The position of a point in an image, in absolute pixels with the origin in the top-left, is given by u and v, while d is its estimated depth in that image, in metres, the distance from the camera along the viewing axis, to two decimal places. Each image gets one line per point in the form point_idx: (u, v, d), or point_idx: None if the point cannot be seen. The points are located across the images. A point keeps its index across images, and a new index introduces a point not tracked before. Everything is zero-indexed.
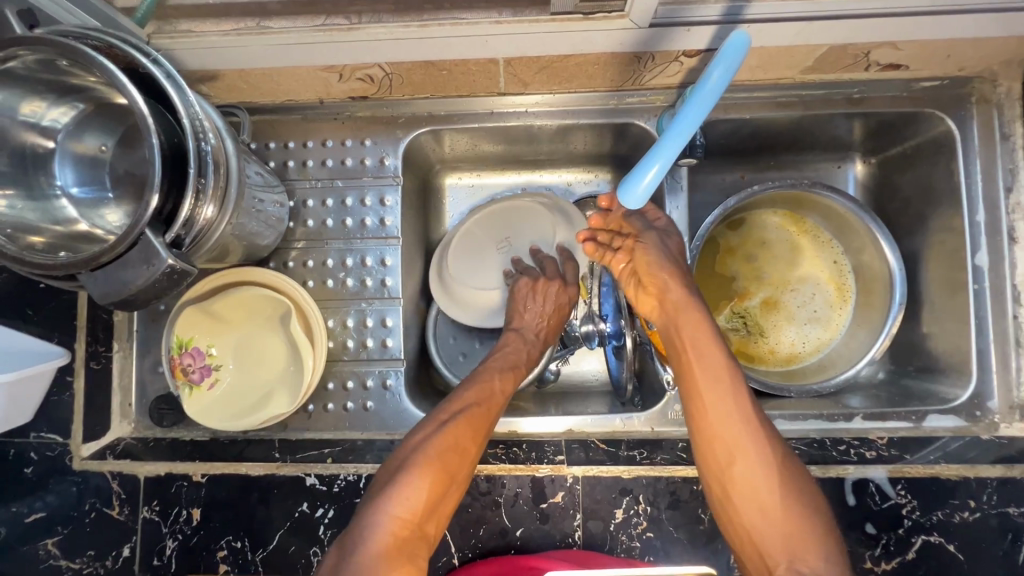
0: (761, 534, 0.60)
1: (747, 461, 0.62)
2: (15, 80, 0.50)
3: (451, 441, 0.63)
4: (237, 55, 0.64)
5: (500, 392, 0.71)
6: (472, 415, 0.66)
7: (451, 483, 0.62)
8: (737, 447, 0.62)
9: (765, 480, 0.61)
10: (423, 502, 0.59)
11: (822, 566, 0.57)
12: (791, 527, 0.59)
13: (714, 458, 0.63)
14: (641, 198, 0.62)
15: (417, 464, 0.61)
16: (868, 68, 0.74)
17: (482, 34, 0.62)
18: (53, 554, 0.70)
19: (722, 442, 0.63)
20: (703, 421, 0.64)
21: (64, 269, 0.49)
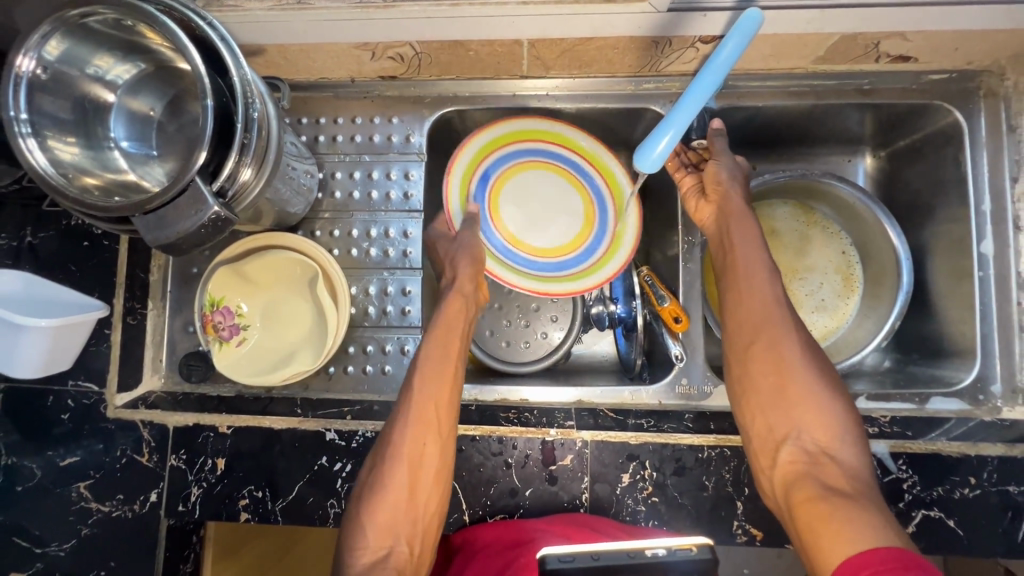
0: (789, 426, 0.64)
1: (779, 355, 0.66)
2: (90, 35, 0.55)
3: (400, 456, 0.65)
4: (280, 29, 0.69)
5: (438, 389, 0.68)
6: (412, 421, 0.66)
7: (422, 492, 0.65)
8: (775, 340, 0.67)
9: (797, 369, 0.66)
10: (396, 516, 0.63)
11: (844, 455, 0.61)
12: (818, 415, 0.63)
13: (755, 353, 0.68)
14: (655, 163, 0.66)
15: (380, 482, 0.64)
16: (878, 59, 0.77)
17: (510, 15, 0.66)
18: (85, 496, 0.74)
19: (759, 338, 0.68)
20: (746, 314, 0.69)
21: (118, 212, 0.53)
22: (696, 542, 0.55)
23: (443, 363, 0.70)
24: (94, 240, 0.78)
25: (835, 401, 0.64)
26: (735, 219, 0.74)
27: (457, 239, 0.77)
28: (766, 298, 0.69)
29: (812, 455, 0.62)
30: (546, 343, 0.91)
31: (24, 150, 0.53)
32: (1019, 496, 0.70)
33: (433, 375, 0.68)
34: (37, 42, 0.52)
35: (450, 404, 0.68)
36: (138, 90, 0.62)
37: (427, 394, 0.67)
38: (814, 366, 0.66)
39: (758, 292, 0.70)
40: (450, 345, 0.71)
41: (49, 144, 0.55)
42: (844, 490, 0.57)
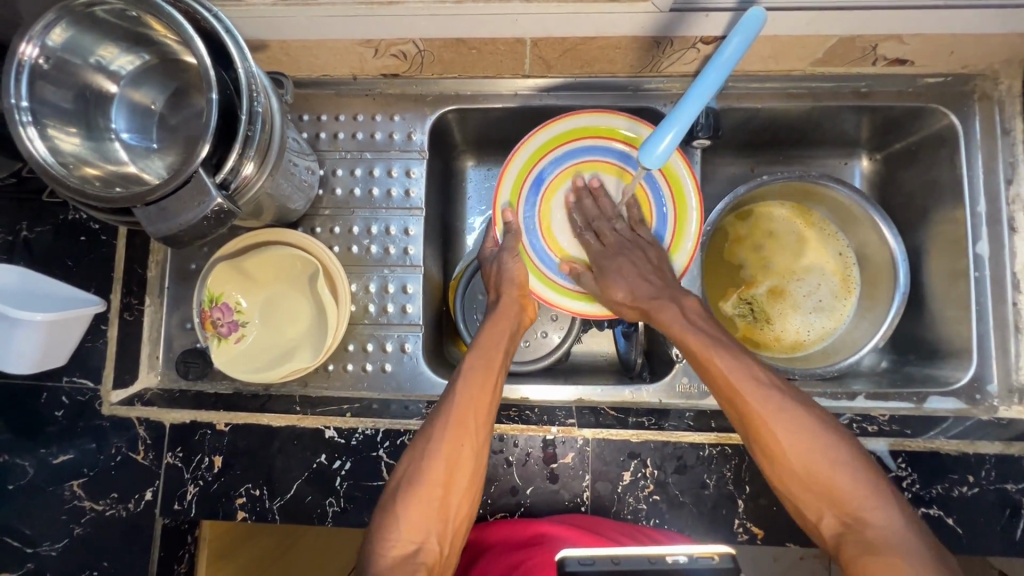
0: (813, 503, 0.61)
1: (779, 432, 0.62)
2: (94, 24, 0.55)
3: (438, 454, 0.63)
4: (283, 25, 0.69)
5: (478, 400, 0.66)
6: (450, 423, 0.65)
7: (457, 492, 0.63)
8: (770, 416, 0.63)
9: (808, 439, 0.61)
10: (429, 513, 0.61)
11: (879, 515, 0.58)
12: (838, 486, 0.59)
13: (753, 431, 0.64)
14: (660, 159, 0.65)
15: (415, 478, 0.63)
16: (875, 62, 0.78)
17: (514, 13, 0.66)
18: (78, 495, 0.73)
19: (752, 427, 0.64)
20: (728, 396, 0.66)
21: (120, 203, 0.53)
22: (717, 550, 0.54)
23: (485, 368, 0.69)
24: (92, 235, 0.77)
25: (849, 457, 0.61)
26: (664, 313, 0.71)
27: (499, 260, 0.77)
28: (741, 383, 0.64)
29: (844, 523, 0.59)
30: (545, 343, 0.92)
31: (25, 138, 0.52)
32: (1017, 494, 0.71)
33: (476, 379, 0.67)
34: (41, 31, 0.52)
35: (490, 407, 0.67)
36: (140, 82, 0.62)
37: (467, 396, 0.66)
38: (816, 426, 0.62)
39: (729, 378, 0.65)
40: (494, 352, 0.71)
41: (51, 134, 0.54)
42: (886, 556, 0.54)
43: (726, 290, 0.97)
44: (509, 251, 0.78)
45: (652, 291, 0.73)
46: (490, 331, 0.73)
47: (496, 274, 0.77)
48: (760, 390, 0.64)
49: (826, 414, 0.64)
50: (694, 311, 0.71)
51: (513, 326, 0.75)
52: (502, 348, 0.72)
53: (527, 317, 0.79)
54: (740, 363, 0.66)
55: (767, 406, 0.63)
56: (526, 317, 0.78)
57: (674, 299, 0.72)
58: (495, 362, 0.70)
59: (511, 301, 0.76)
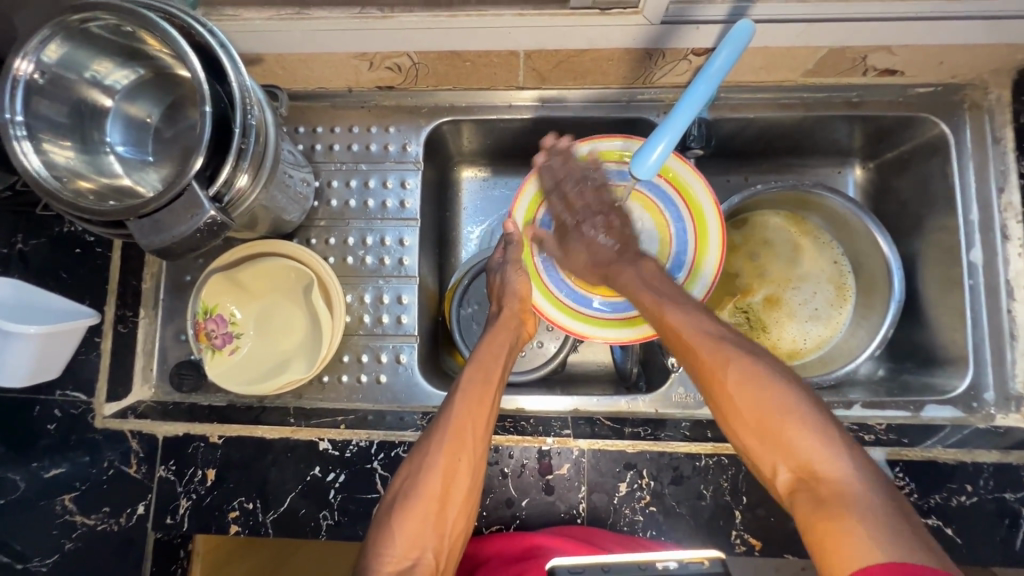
0: (769, 456, 0.58)
1: (728, 383, 0.61)
2: (90, 41, 0.55)
3: (433, 467, 0.62)
4: (280, 39, 0.71)
5: (468, 417, 0.65)
6: (447, 437, 0.64)
7: (454, 505, 0.62)
8: (720, 369, 0.62)
9: (759, 390, 0.59)
10: (425, 526, 0.60)
11: (838, 469, 0.53)
12: (788, 437, 0.56)
13: (707, 378, 0.63)
14: (652, 169, 0.65)
15: (410, 491, 0.62)
16: (866, 73, 0.79)
17: (506, 26, 0.68)
18: (70, 509, 0.72)
19: (708, 380, 0.63)
20: (678, 341, 0.66)
21: (114, 215, 0.53)
22: (706, 554, 0.53)
23: (485, 382, 0.68)
24: (87, 247, 0.78)
25: (803, 407, 0.57)
26: (620, 276, 0.72)
27: (502, 274, 0.78)
28: (694, 337, 0.64)
29: (797, 476, 0.55)
30: (542, 353, 0.92)
31: (19, 153, 0.52)
32: (1016, 503, 0.70)
33: (472, 391, 0.67)
34: (36, 46, 0.52)
35: (488, 420, 0.66)
36: (135, 95, 0.62)
37: (465, 409, 0.65)
38: (770, 379, 0.59)
39: (684, 333, 0.65)
40: (494, 364, 0.70)
41: (45, 148, 0.55)
42: (834, 511, 0.51)
43: (721, 299, 0.97)
44: (510, 262, 0.78)
45: (610, 255, 0.74)
46: (490, 343, 0.73)
47: (499, 289, 0.78)
48: (710, 342, 0.63)
49: (784, 369, 0.62)
50: (652, 274, 0.72)
51: (512, 339, 0.75)
52: (501, 362, 0.71)
53: (526, 330, 0.79)
54: (692, 318, 0.66)
55: (714, 354, 0.62)
56: (525, 330, 0.79)
57: (632, 263, 0.73)
58: (494, 375, 0.69)
59: (513, 316, 0.76)
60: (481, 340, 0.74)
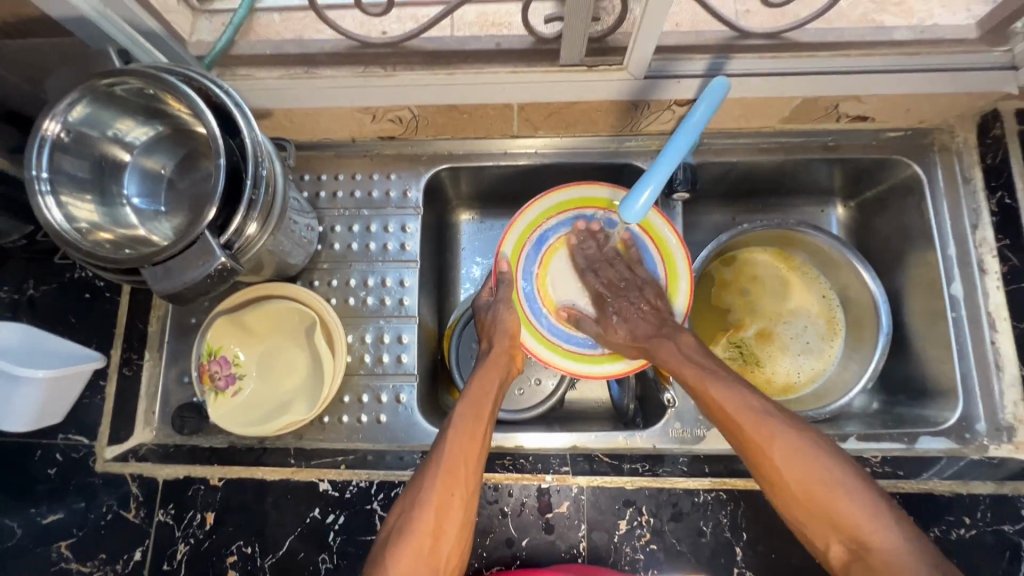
0: (820, 530, 0.59)
1: (772, 452, 0.62)
2: (114, 103, 0.59)
3: (426, 502, 0.63)
4: (292, 95, 0.77)
5: (467, 453, 0.66)
6: (440, 471, 0.64)
7: (447, 539, 0.62)
8: (765, 442, 0.62)
9: (808, 464, 0.60)
10: (418, 562, 0.60)
11: (888, 541, 0.55)
12: (836, 509, 0.58)
13: (749, 451, 0.63)
14: (639, 214, 0.69)
15: (405, 527, 0.62)
16: (839, 119, 0.85)
17: (501, 83, 0.75)
18: (65, 556, 0.71)
19: (749, 450, 0.63)
20: (719, 411, 0.66)
21: (130, 263, 0.56)
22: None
23: (476, 416, 0.69)
24: (96, 292, 0.80)
25: (844, 477, 0.59)
26: (661, 350, 0.74)
27: (493, 310, 0.79)
28: (735, 410, 0.65)
29: (852, 550, 0.57)
30: (540, 391, 0.93)
31: (44, 207, 0.55)
32: (1016, 535, 0.70)
33: (466, 424, 0.68)
34: (63, 109, 0.56)
35: (480, 454, 0.67)
36: (153, 150, 0.66)
37: (459, 444, 0.66)
38: (813, 451, 0.61)
39: (725, 407, 0.66)
40: (485, 399, 0.71)
41: (66, 202, 0.58)
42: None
43: (715, 334, 0.99)
44: (503, 301, 0.79)
45: (650, 330, 0.76)
46: (482, 378, 0.73)
47: (489, 323, 0.79)
48: (752, 414, 0.64)
49: (820, 433, 0.63)
50: (690, 347, 0.73)
51: (503, 373, 0.75)
52: (494, 398, 0.72)
53: (515, 366, 0.78)
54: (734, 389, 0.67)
55: (754, 424, 0.63)
56: (514, 366, 0.78)
57: (671, 336, 0.75)
58: (486, 410, 0.70)
59: (504, 351, 0.77)
60: (472, 376, 0.74)
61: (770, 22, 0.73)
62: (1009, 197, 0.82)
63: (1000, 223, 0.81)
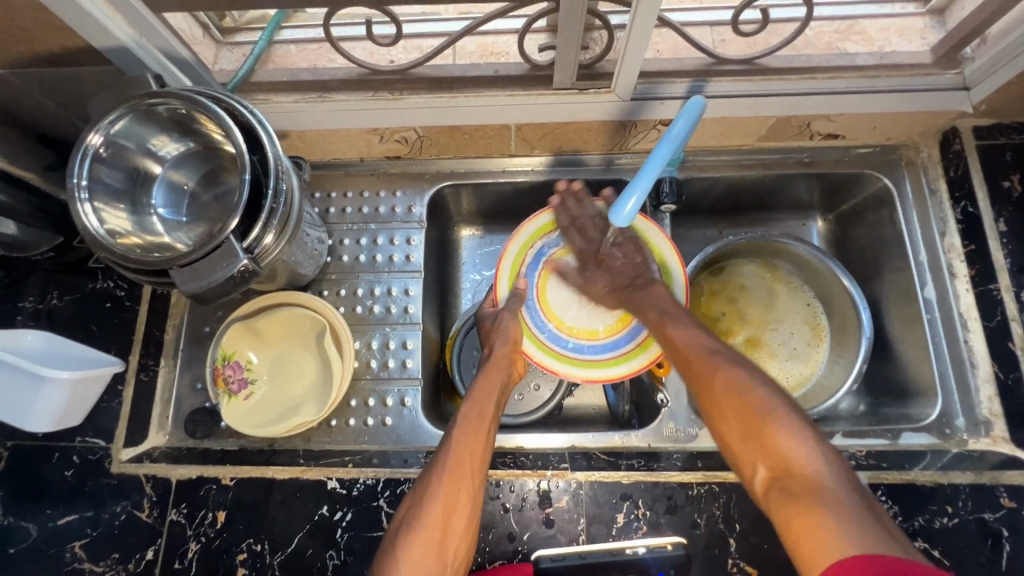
0: (748, 454, 0.61)
1: (712, 383, 0.67)
2: (151, 122, 0.65)
3: (437, 494, 0.65)
4: (307, 117, 0.83)
5: (468, 449, 0.69)
6: (448, 468, 0.67)
7: (454, 533, 0.64)
8: (708, 372, 0.68)
9: (743, 391, 0.64)
10: (427, 556, 0.61)
11: (811, 464, 0.56)
12: (765, 431, 0.60)
13: (698, 379, 0.69)
14: (627, 218, 0.73)
15: (415, 522, 0.64)
16: (813, 137, 0.92)
17: (499, 104, 0.82)
18: (79, 556, 0.73)
19: (697, 382, 0.69)
20: (675, 347, 0.74)
21: (160, 265, 0.60)
22: (670, 539, 0.73)
23: (481, 416, 0.73)
24: (117, 301, 0.85)
25: (781, 408, 0.62)
26: (636, 297, 0.82)
27: (497, 318, 0.84)
28: (689, 348, 0.72)
29: (774, 472, 0.58)
30: (538, 396, 0.97)
31: (82, 212, 0.61)
32: (996, 523, 0.73)
33: (471, 421, 0.72)
34: (107, 125, 0.62)
35: (485, 452, 0.70)
36: (180, 165, 0.72)
37: (463, 440, 0.70)
38: (753, 384, 0.65)
39: (679, 341, 0.74)
40: (487, 402, 0.75)
41: (101, 209, 0.63)
42: (804, 497, 0.53)
43: None
44: (507, 310, 0.84)
45: (627, 281, 0.84)
46: (485, 383, 0.77)
47: (490, 332, 0.83)
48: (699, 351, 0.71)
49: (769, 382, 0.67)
50: (663, 297, 0.80)
51: (505, 379, 0.79)
52: (496, 400, 0.76)
53: (517, 371, 0.83)
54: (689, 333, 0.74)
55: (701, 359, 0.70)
56: (516, 371, 0.83)
57: (645, 287, 0.82)
58: (489, 410, 0.74)
59: (505, 357, 0.81)
60: (478, 380, 0.78)
61: (744, 51, 0.82)
62: (971, 207, 0.88)
63: (965, 229, 0.87)
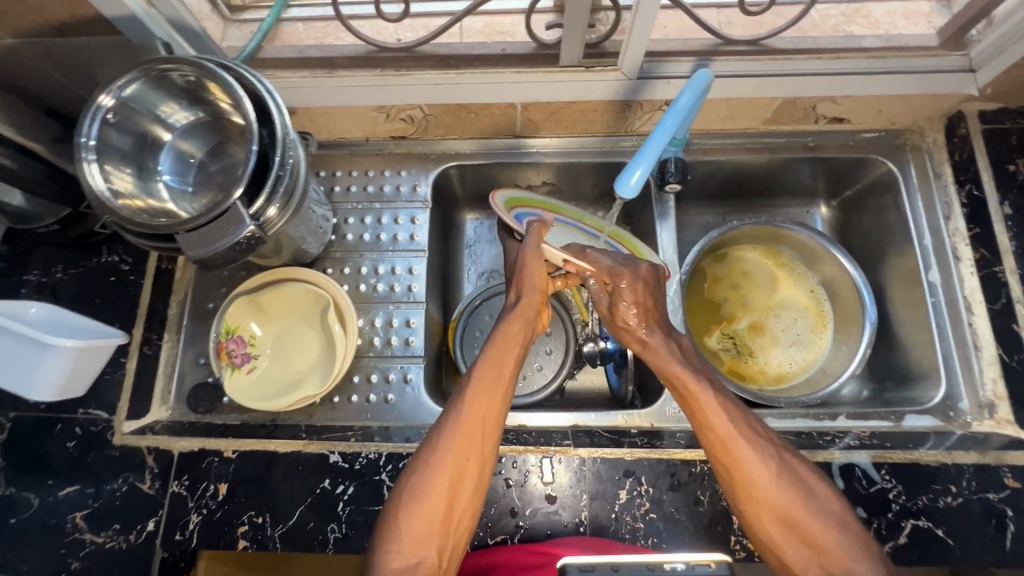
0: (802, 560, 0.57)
1: (767, 501, 0.59)
2: (162, 88, 0.66)
3: (442, 465, 0.61)
4: (313, 93, 0.84)
5: (486, 411, 0.64)
6: (458, 434, 0.63)
7: (458, 506, 0.61)
8: (759, 474, 0.60)
9: (800, 500, 0.58)
10: (431, 525, 0.59)
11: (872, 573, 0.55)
12: (826, 542, 0.57)
13: (742, 484, 0.60)
14: (633, 190, 0.72)
15: (417, 489, 0.61)
16: (818, 120, 0.92)
17: (505, 82, 0.82)
18: (80, 527, 0.73)
19: (741, 484, 0.61)
20: (715, 438, 0.63)
21: (167, 230, 0.60)
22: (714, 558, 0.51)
23: (497, 374, 0.67)
24: (121, 276, 0.85)
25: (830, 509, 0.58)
26: (658, 354, 0.71)
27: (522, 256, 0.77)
28: (733, 436, 0.62)
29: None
30: (540, 377, 0.96)
31: (88, 173, 0.61)
32: (1000, 503, 0.73)
33: (488, 378, 0.66)
34: (116, 88, 0.62)
35: (499, 414, 0.65)
36: (190, 134, 0.72)
37: (475, 400, 0.65)
38: (802, 483, 0.60)
39: (721, 431, 0.63)
40: (506, 357, 0.69)
41: (109, 171, 0.64)
42: None
43: (709, 327, 1.03)
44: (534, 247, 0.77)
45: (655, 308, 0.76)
46: (504, 332, 0.71)
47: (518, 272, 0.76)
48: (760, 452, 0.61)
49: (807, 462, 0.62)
50: (687, 350, 0.73)
51: (527, 330, 0.73)
52: (514, 354, 0.70)
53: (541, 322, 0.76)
54: (755, 440, 0.62)
55: (758, 459, 0.60)
56: (539, 322, 0.76)
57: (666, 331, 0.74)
58: (507, 365, 0.68)
59: (528, 305, 0.74)
60: (496, 329, 0.72)
61: (749, 32, 0.82)
62: (976, 189, 0.88)
63: (970, 213, 0.87)
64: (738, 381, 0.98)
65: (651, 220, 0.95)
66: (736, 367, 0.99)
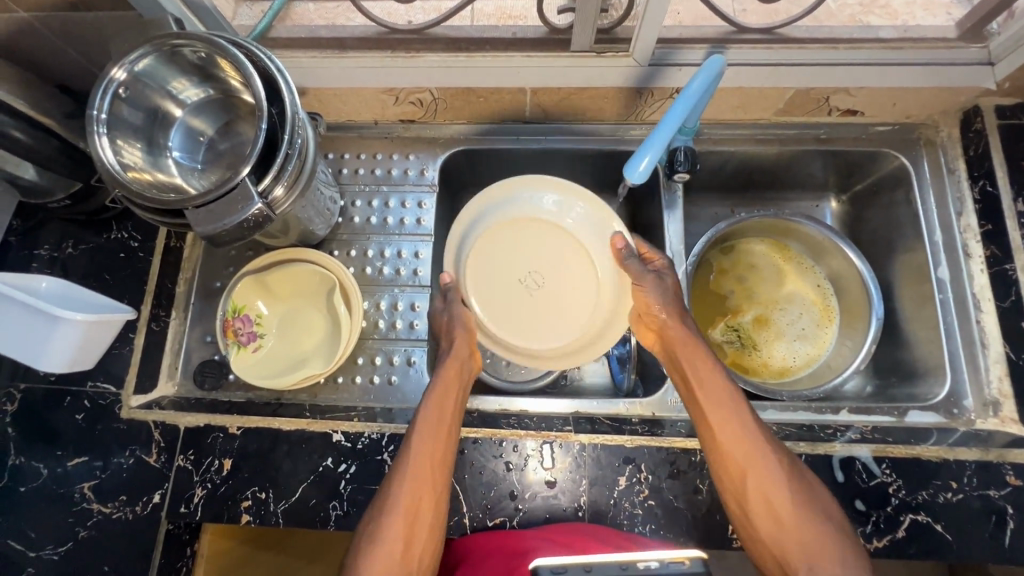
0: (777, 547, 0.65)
1: (753, 492, 0.66)
2: (173, 64, 0.66)
3: (399, 505, 0.65)
4: (324, 75, 0.83)
5: (432, 453, 0.68)
6: (410, 474, 0.66)
7: (417, 544, 0.64)
8: (747, 468, 0.67)
9: (778, 496, 0.66)
10: (393, 561, 0.62)
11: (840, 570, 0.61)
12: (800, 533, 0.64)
13: (731, 475, 0.68)
14: (641, 175, 0.72)
15: (378, 526, 0.64)
16: (830, 112, 0.91)
17: (516, 66, 0.81)
18: (87, 497, 0.75)
19: (731, 476, 0.68)
20: (715, 430, 0.70)
21: (176, 205, 0.61)
22: (688, 554, 0.49)
23: (439, 417, 0.71)
24: (130, 252, 0.86)
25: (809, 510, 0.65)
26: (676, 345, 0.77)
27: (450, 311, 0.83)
28: (732, 432, 0.69)
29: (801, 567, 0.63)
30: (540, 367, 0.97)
31: (100, 146, 0.61)
32: (1001, 500, 0.73)
33: (433, 421, 0.70)
34: (129, 63, 0.63)
35: (444, 453, 0.69)
36: (200, 111, 0.73)
37: (423, 442, 0.68)
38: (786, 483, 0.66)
39: (719, 426, 0.70)
40: (447, 399, 0.73)
41: (120, 145, 0.64)
42: None
43: (713, 319, 1.03)
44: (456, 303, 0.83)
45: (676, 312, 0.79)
46: (443, 376, 0.75)
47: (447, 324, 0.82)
48: (748, 448, 0.68)
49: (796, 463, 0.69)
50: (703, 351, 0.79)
51: (461, 374, 0.77)
52: (455, 397, 0.74)
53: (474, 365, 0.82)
54: (751, 437, 0.69)
55: (742, 453, 0.68)
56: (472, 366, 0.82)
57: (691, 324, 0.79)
58: (449, 407, 0.72)
59: (461, 352, 0.79)
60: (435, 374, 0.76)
61: (764, 20, 0.82)
62: (990, 185, 0.87)
63: (982, 210, 0.86)
64: (741, 373, 0.98)
65: (659, 210, 0.94)
66: (739, 359, 0.99)
